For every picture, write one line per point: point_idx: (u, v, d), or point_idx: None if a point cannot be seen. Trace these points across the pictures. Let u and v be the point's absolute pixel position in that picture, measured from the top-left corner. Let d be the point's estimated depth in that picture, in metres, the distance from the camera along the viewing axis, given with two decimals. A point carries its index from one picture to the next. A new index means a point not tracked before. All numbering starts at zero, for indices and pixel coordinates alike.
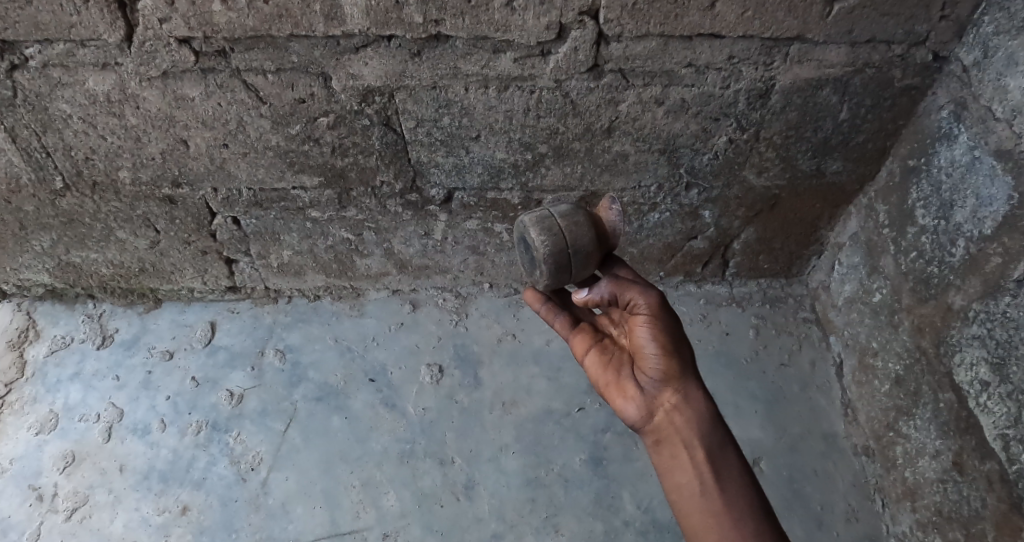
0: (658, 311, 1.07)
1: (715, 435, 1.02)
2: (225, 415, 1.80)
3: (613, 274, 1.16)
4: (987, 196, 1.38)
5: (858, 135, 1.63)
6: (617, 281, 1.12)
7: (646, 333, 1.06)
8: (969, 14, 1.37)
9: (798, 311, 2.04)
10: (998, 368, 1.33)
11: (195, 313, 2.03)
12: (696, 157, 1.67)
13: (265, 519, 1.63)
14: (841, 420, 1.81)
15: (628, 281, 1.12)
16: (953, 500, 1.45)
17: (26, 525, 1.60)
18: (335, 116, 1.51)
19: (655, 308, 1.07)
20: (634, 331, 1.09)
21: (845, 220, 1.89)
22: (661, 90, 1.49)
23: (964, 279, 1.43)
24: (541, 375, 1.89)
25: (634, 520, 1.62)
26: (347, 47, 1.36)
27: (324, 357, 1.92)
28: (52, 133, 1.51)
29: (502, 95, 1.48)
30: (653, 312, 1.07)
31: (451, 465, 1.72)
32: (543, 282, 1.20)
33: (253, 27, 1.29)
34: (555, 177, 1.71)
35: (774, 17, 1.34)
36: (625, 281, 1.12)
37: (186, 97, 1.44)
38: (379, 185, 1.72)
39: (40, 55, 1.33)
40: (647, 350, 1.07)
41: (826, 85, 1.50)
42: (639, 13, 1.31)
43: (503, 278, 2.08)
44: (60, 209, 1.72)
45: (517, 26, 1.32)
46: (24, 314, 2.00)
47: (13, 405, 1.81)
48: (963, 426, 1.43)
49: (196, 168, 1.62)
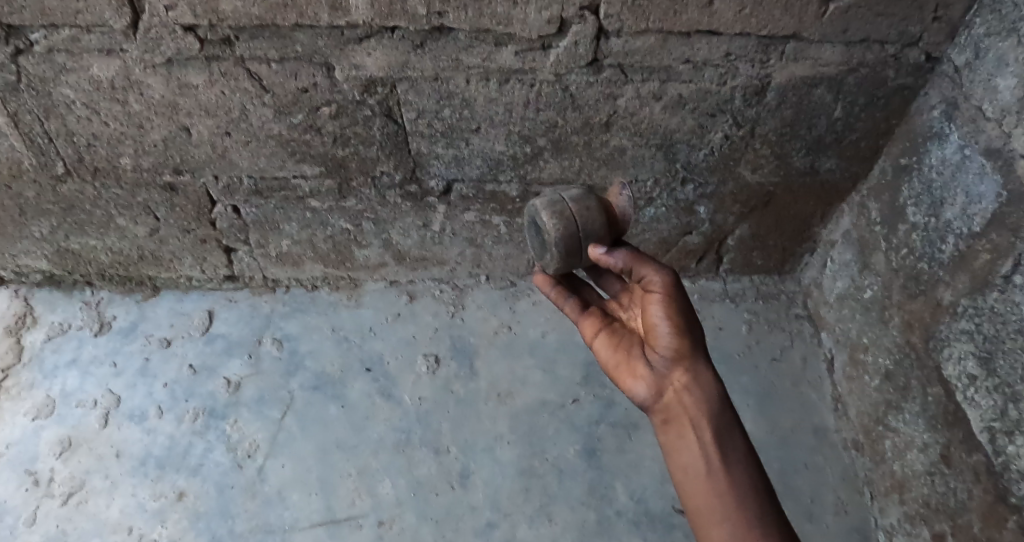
0: (671, 290, 1.10)
1: (722, 417, 1.04)
2: (222, 403, 1.81)
3: (629, 248, 1.16)
4: (976, 194, 1.41)
5: (852, 133, 1.66)
6: (636, 253, 1.14)
7: (660, 312, 1.09)
8: (962, 15, 1.40)
9: (790, 307, 2.07)
10: (985, 361, 1.36)
11: (193, 301, 2.04)
12: (692, 153, 1.70)
13: (260, 505, 1.64)
14: (831, 415, 1.84)
15: (643, 258, 1.15)
16: (940, 493, 1.48)
17: (23, 509, 1.61)
18: (337, 106, 1.53)
19: (668, 287, 1.10)
20: (647, 310, 1.11)
21: (838, 217, 1.92)
22: (659, 86, 1.51)
23: (953, 275, 1.46)
24: (537, 367, 1.91)
25: (627, 510, 1.64)
26: (351, 37, 1.38)
27: (321, 345, 1.94)
28: (56, 118, 1.52)
29: (503, 87, 1.50)
30: (667, 291, 1.10)
31: (446, 454, 1.73)
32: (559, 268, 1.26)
33: (259, 16, 1.31)
34: (553, 170, 1.73)
35: (772, 16, 1.37)
36: (643, 257, 1.14)
37: (190, 84, 1.45)
38: (380, 176, 1.74)
39: (46, 40, 1.35)
40: (660, 329, 1.09)
41: (821, 83, 1.53)
42: (639, 9, 1.34)
43: (500, 270, 2.09)
44: (61, 196, 1.74)
45: (518, 19, 1.35)
46: (22, 300, 2.00)
47: (11, 390, 1.81)
48: (951, 419, 1.46)
49: (197, 156, 1.64)
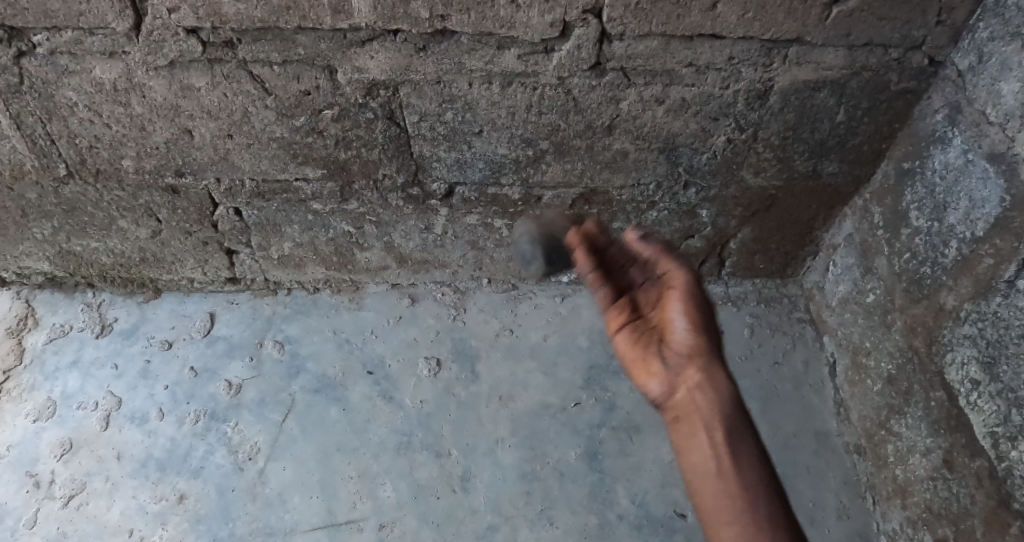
0: (692, 286, 1.12)
1: (737, 420, 0.98)
2: (223, 405, 1.81)
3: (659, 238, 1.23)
4: (980, 198, 1.40)
5: (854, 137, 1.66)
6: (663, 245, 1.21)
7: (680, 306, 1.11)
8: (965, 19, 1.40)
9: (792, 311, 2.07)
10: (988, 366, 1.35)
11: (194, 303, 2.04)
12: (695, 156, 1.70)
13: (261, 508, 1.63)
14: (833, 419, 1.84)
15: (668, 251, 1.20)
16: (943, 498, 1.47)
17: (23, 511, 1.61)
18: (339, 108, 1.53)
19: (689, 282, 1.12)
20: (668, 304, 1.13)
21: (840, 221, 1.92)
22: (662, 90, 1.51)
23: (956, 279, 1.45)
24: (538, 370, 1.91)
25: (629, 514, 1.64)
26: (354, 40, 1.38)
27: (322, 348, 1.93)
28: (58, 120, 1.52)
29: (505, 91, 1.50)
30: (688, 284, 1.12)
31: (447, 458, 1.73)
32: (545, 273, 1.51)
33: (262, 19, 1.31)
34: (555, 174, 1.73)
35: (774, 20, 1.37)
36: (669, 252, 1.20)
37: (193, 86, 1.45)
38: (381, 179, 1.74)
39: (48, 42, 1.35)
40: (678, 325, 1.11)
41: (824, 87, 1.53)
42: (641, 13, 1.34)
43: (501, 273, 2.09)
44: (63, 198, 1.74)
45: (521, 22, 1.35)
46: (23, 302, 2.00)
47: (12, 391, 1.81)
48: (954, 424, 1.45)
49: (199, 158, 1.64)
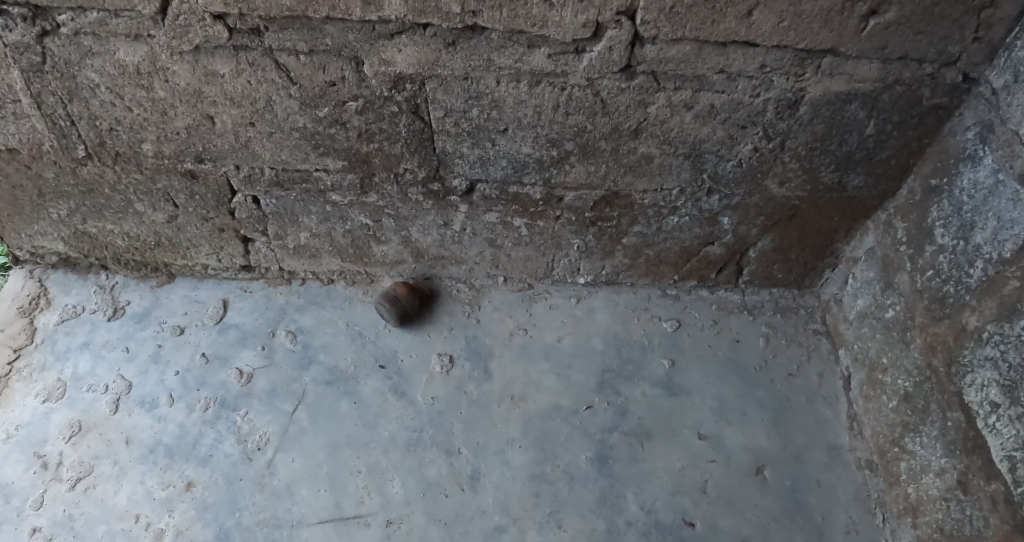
0: None
1: None
2: (233, 393, 1.80)
3: None
4: (1008, 220, 1.37)
5: (882, 151, 1.64)
6: None
7: None
8: (1002, 37, 1.37)
9: (808, 322, 2.06)
10: (1008, 390, 1.34)
11: (207, 289, 2.03)
12: (720, 163, 1.68)
13: (269, 499, 1.63)
14: (845, 433, 1.83)
15: None
16: (955, 519, 1.46)
17: (30, 492, 1.60)
18: (364, 101, 1.51)
19: None
20: None
21: (862, 235, 1.90)
22: (691, 95, 1.49)
23: (980, 300, 1.44)
24: (551, 371, 1.90)
25: (637, 521, 1.63)
26: (383, 33, 1.36)
27: (335, 340, 1.93)
28: (79, 101, 1.50)
29: (533, 90, 1.48)
30: None
31: (458, 456, 1.72)
32: (396, 301, 1.93)
33: (290, 8, 1.29)
34: (578, 175, 1.72)
35: (810, 29, 1.34)
36: None
37: (216, 72, 1.43)
38: (403, 173, 1.72)
39: (73, 22, 1.33)
40: None
41: (856, 99, 1.50)
42: (676, 16, 1.31)
43: (517, 272, 2.08)
44: (81, 179, 1.72)
45: (554, 21, 1.33)
46: (36, 281, 2.00)
47: (22, 371, 1.81)
48: (971, 446, 1.44)
49: (220, 145, 1.62)
